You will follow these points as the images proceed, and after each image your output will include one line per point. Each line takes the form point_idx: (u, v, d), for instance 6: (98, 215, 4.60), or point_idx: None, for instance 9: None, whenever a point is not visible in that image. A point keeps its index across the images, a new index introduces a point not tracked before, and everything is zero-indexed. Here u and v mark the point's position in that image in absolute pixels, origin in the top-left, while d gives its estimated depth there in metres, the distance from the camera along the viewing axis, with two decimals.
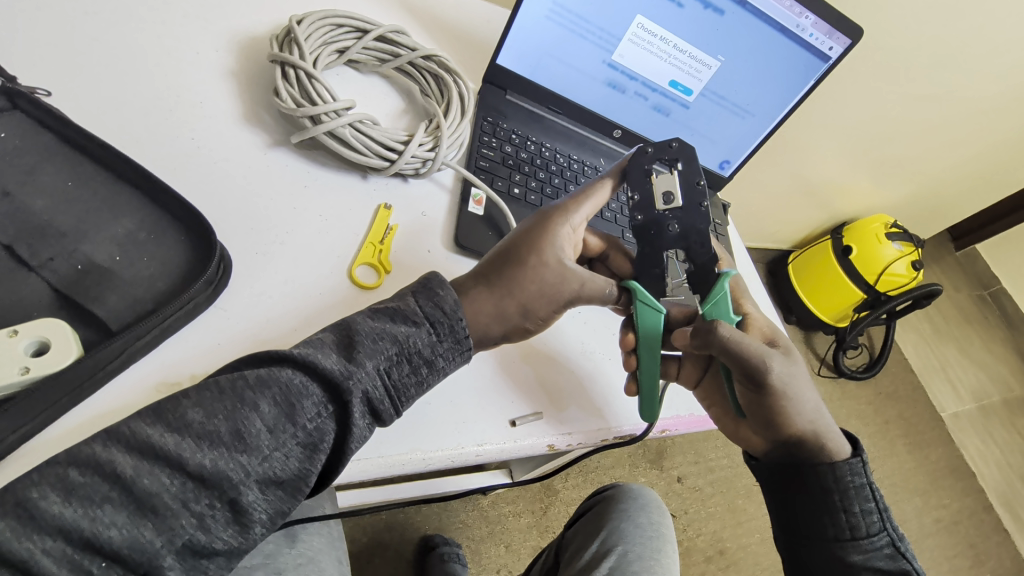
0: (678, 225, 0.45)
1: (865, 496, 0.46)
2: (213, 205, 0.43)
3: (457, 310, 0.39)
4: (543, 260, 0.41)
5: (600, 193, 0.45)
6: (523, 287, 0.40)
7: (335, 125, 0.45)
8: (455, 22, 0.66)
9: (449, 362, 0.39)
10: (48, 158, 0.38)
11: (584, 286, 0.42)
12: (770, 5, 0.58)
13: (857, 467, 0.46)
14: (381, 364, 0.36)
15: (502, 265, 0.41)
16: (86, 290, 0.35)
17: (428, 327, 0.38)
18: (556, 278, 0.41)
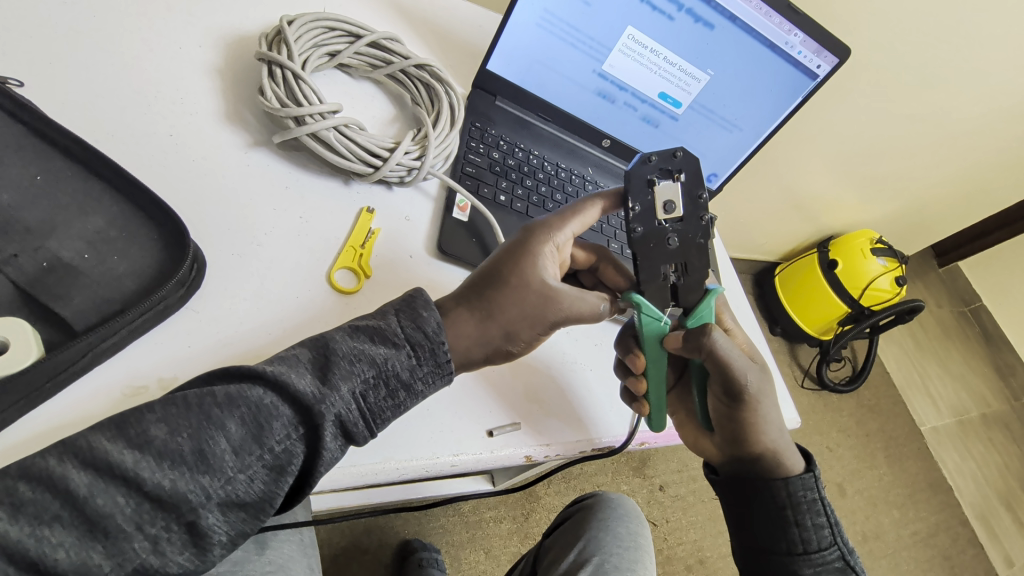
0: (677, 238, 0.45)
1: (817, 510, 0.47)
2: (192, 202, 0.42)
3: (439, 334, 0.38)
4: (527, 277, 0.41)
5: (588, 213, 0.45)
6: (505, 307, 0.40)
7: (319, 127, 0.45)
8: (446, 26, 0.66)
9: (428, 386, 0.38)
10: (16, 151, 0.37)
11: (568, 305, 0.41)
12: (759, 20, 0.58)
13: (811, 482, 0.47)
14: (357, 387, 0.35)
15: (484, 286, 0.41)
16: (51, 289, 0.34)
17: (408, 350, 0.37)
18: (541, 298, 0.40)
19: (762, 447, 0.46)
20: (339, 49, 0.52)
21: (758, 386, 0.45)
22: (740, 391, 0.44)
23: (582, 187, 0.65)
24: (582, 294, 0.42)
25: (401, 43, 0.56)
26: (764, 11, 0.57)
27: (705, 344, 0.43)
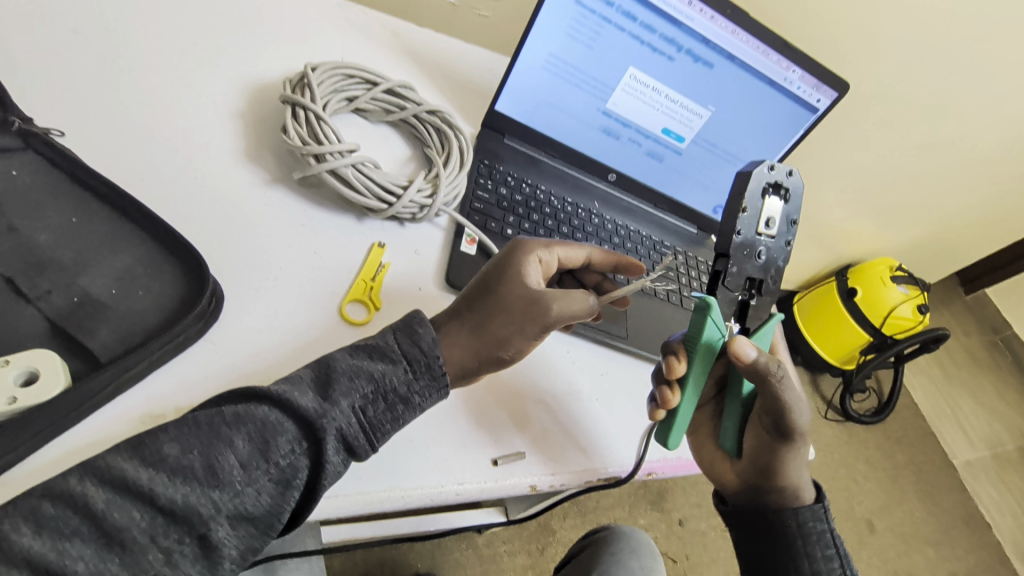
0: (764, 254, 0.46)
1: (824, 538, 0.46)
2: (213, 240, 0.44)
3: (434, 348, 0.39)
4: (509, 285, 0.42)
5: (579, 248, 0.49)
6: (496, 317, 0.41)
7: (337, 165, 0.47)
8: (458, 72, 0.70)
9: (426, 399, 0.39)
10: (55, 195, 0.38)
11: (549, 302, 0.41)
12: (756, 59, 0.60)
13: (820, 513, 0.47)
14: (355, 402, 0.36)
15: (476, 299, 0.42)
16: (79, 322, 0.35)
17: (404, 365, 0.38)
18: (526, 301, 0.41)
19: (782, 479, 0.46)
20: (356, 93, 0.55)
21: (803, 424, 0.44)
22: (784, 424, 0.44)
23: (588, 220, 0.66)
24: (567, 293, 0.42)
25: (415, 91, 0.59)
26: (762, 50, 0.60)
27: (768, 377, 0.41)
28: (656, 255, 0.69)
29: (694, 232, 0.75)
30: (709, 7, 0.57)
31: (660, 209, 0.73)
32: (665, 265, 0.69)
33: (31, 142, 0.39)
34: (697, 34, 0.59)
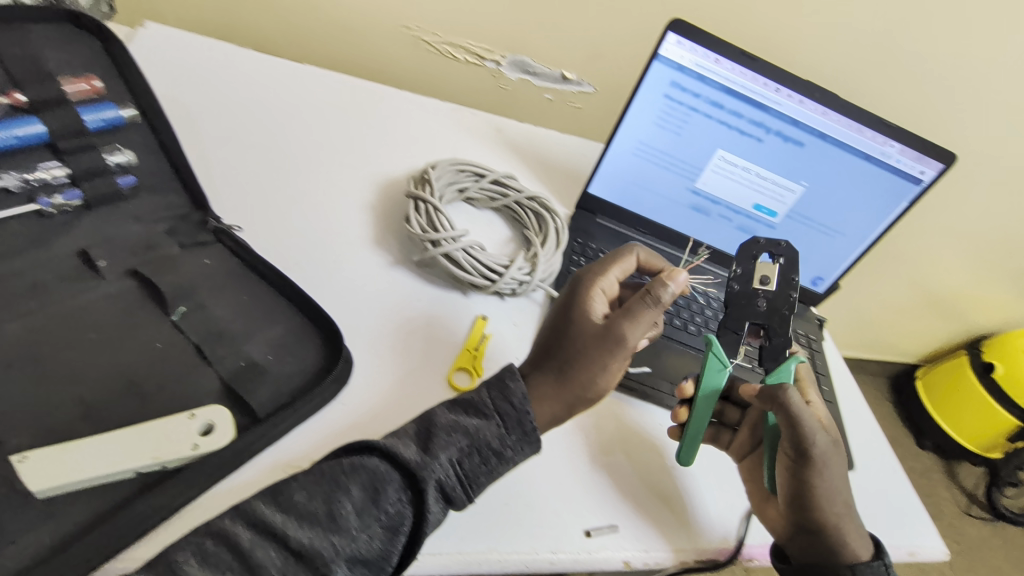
0: (766, 303, 0.50)
1: (881, 573, 0.46)
2: (348, 313, 0.50)
3: (524, 404, 0.43)
4: (581, 331, 0.45)
5: (627, 258, 0.51)
6: (579, 367, 0.44)
7: (451, 248, 0.53)
8: (555, 159, 0.77)
9: (518, 452, 0.42)
10: (233, 277, 0.47)
11: (620, 327, 0.44)
12: (850, 136, 0.61)
13: (879, 569, 0.46)
14: (453, 455, 0.40)
15: (553, 347, 0.46)
16: (244, 382, 0.41)
17: (497, 420, 0.42)
18: (601, 337, 0.44)
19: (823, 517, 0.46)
20: (464, 184, 0.63)
21: (825, 453, 0.44)
22: (807, 457, 0.44)
23: None
24: (632, 310, 0.45)
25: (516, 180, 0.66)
26: (855, 128, 0.60)
27: (778, 396, 0.43)
28: None
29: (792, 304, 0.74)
30: (798, 91, 0.59)
31: None
32: None
33: (221, 237, 0.48)
34: (786, 117, 0.61)
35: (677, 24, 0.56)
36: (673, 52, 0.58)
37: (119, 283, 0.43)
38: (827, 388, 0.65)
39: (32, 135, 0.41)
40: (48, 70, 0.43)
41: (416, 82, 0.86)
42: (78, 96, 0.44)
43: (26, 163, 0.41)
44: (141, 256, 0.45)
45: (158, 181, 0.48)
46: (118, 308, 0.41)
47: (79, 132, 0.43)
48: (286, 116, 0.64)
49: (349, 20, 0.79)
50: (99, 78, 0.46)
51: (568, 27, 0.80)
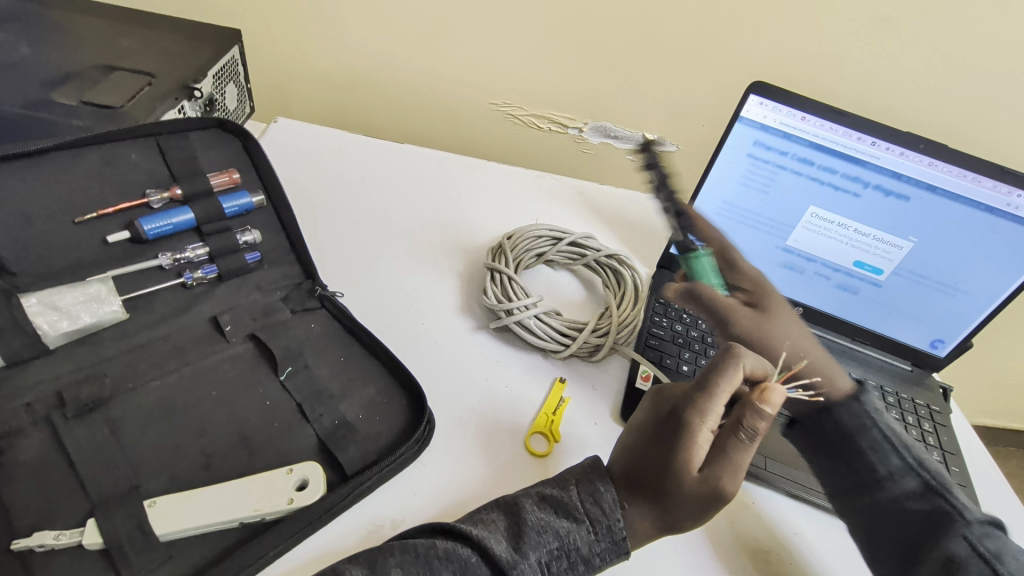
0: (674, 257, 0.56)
1: (878, 436, 0.49)
2: (432, 374, 0.53)
3: (615, 510, 0.42)
4: (684, 484, 0.41)
5: (733, 374, 0.43)
6: (681, 518, 0.41)
7: (523, 317, 0.55)
8: (635, 218, 0.77)
9: (606, 559, 0.41)
10: (332, 340, 0.51)
11: (726, 484, 0.40)
12: (965, 187, 0.56)
13: (857, 410, 0.51)
14: (542, 556, 0.39)
15: (650, 477, 0.42)
16: (337, 441, 0.44)
17: (587, 525, 0.41)
18: (705, 493, 0.40)
19: (809, 411, 0.51)
20: (540, 249, 0.65)
21: (755, 329, 0.51)
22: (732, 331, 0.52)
23: None
24: (734, 460, 0.40)
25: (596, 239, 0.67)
26: (970, 178, 0.55)
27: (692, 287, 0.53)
28: None
29: (909, 369, 0.66)
30: (897, 144, 0.55)
31: (860, 343, 0.67)
32: None
33: (324, 301, 0.53)
34: (886, 170, 0.57)
35: (758, 86, 0.56)
36: (754, 112, 0.57)
37: (241, 345, 0.49)
38: (958, 468, 0.57)
39: (183, 221, 0.49)
40: (199, 167, 0.51)
41: (503, 152, 0.92)
42: (220, 186, 0.52)
43: (177, 243, 0.50)
44: (259, 321, 0.50)
45: (276, 256, 0.55)
46: (238, 368, 0.47)
47: (218, 217, 0.51)
48: (386, 192, 0.71)
49: (444, 102, 0.87)
50: (237, 170, 0.53)
51: (649, 93, 0.82)
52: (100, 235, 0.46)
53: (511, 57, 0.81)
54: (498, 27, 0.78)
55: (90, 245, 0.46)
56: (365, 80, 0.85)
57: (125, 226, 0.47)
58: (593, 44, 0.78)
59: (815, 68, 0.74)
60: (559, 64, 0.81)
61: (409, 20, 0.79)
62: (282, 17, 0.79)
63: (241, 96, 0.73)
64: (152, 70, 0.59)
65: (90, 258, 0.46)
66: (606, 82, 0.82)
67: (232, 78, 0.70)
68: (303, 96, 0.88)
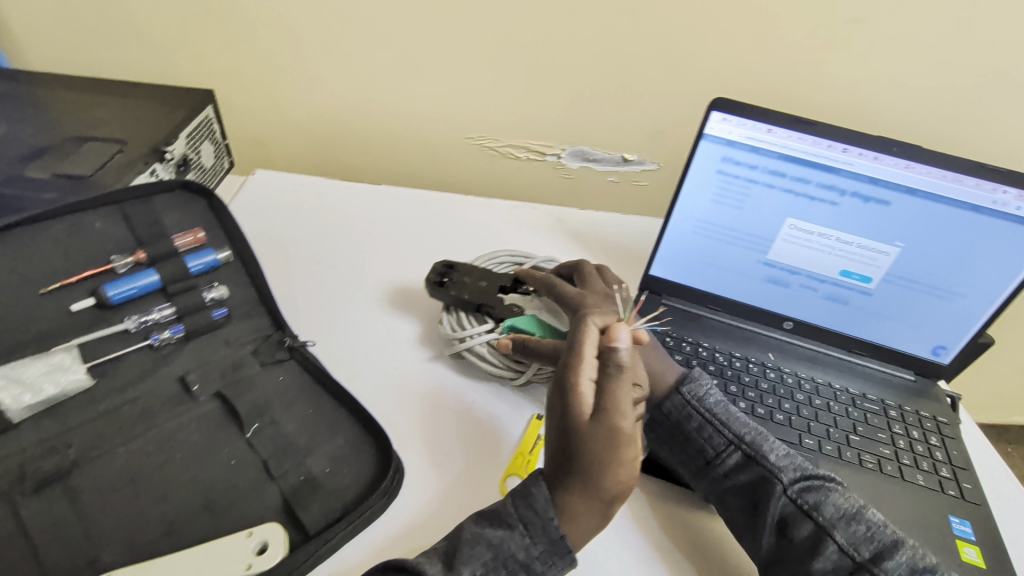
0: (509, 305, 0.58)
1: (699, 420, 0.49)
2: (398, 417, 0.52)
3: (547, 509, 0.38)
4: (583, 439, 0.37)
5: (592, 330, 0.42)
6: (597, 477, 0.37)
7: (474, 344, 0.54)
8: (617, 241, 0.77)
9: (548, 565, 0.38)
10: (300, 392, 0.51)
11: (615, 418, 0.37)
12: (947, 187, 0.53)
13: (677, 398, 0.50)
14: (477, 570, 0.38)
15: (559, 465, 0.39)
16: (300, 498, 0.44)
17: (522, 529, 0.39)
18: (606, 436, 0.37)
19: (687, 380, 0.52)
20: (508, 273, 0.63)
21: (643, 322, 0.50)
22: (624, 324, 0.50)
23: (762, 375, 0.61)
24: (613, 390, 0.38)
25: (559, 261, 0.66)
26: (950, 177, 0.53)
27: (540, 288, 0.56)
28: (859, 410, 0.58)
29: (913, 380, 0.63)
30: (870, 149, 0.53)
31: (857, 354, 0.64)
32: (873, 423, 0.57)
33: (294, 352, 0.53)
34: (862, 176, 0.55)
35: (718, 103, 0.54)
36: (718, 129, 0.56)
37: (207, 405, 0.48)
38: (971, 484, 0.53)
39: (148, 283, 0.49)
40: (163, 230, 0.52)
41: (485, 184, 0.93)
42: (186, 246, 0.53)
43: (144, 305, 0.50)
44: (226, 377, 0.50)
45: (245, 309, 0.55)
46: (204, 429, 0.47)
47: (183, 276, 0.52)
48: (361, 237, 0.71)
49: (421, 141, 0.88)
50: (203, 230, 0.54)
51: (622, 114, 0.81)
52: (65, 304, 0.47)
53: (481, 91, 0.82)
54: (465, 63, 0.79)
55: (57, 314, 0.46)
56: (343, 125, 0.87)
57: (90, 292, 0.48)
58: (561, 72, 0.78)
59: (787, 76, 0.73)
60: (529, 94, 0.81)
61: (378, 64, 0.80)
62: (257, 72, 0.81)
63: (219, 152, 0.75)
64: (124, 137, 0.61)
65: (57, 327, 0.46)
66: (578, 108, 0.82)
67: (208, 136, 0.72)
68: (285, 146, 0.90)
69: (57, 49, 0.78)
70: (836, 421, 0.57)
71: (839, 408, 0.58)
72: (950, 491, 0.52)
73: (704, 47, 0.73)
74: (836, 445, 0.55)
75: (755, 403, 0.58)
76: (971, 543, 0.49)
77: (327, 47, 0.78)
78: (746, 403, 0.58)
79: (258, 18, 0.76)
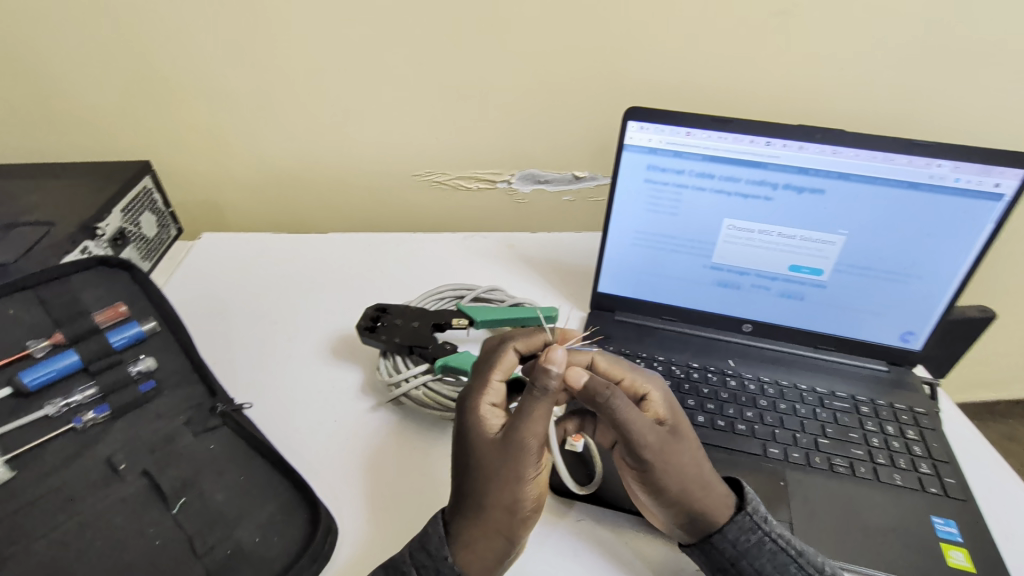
0: (446, 344, 0.58)
1: (773, 552, 0.42)
2: (342, 474, 0.50)
3: (441, 549, 0.38)
4: (484, 454, 0.39)
5: (505, 358, 0.44)
6: (494, 493, 0.38)
7: (410, 386, 0.53)
8: (566, 262, 0.76)
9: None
10: (233, 459, 0.49)
11: (517, 433, 0.38)
12: (879, 168, 0.51)
13: (746, 524, 0.42)
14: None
15: (461, 482, 0.40)
16: (224, 573, 0.42)
17: (414, 574, 0.38)
18: (506, 451, 0.38)
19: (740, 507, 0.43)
20: (447, 308, 0.63)
21: (661, 450, 0.42)
22: (641, 454, 0.42)
23: (722, 384, 0.58)
24: (525, 409, 0.38)
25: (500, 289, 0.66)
26: (880, 157, 0.50)
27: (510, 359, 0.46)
28: (826, 411, 0.55)
29: (886, 370, 0.60)
30: (794, 139, 0.51)
31: (823, 350, 0.61)
32: (842, 423, 0.54)
33: (227, 418, 0.51)
34: (791, 167, 0.53)
35: (633, 112, 0.53)
36: (638, 138, 0.55)
37: (133, 484, 0.46)
38: (955, 479, 0.49)
39: (68, 364, 0.49)
40: (82, 309, 0.52)
41: (449, 222, 0.86)
42: (108, 322, 0.53)
43: (66, 388, 0.49)
44: (155, 453, 0.48)
45: (176, 379, 0.53)
46: (129, 510, 0.44)
47: (106, 352, 0.51)
48: (310, 291, 0.69)
49: (373, 184, 0.82)
50: (125, 303, 0.55)
51: (577, 138, 0.76)
52: None
53: (428, 129, 0.76)
54: (406, 101, 0.73)
55: None
56: (290, 179, 0.81)
57: (6, 382, 0.47)
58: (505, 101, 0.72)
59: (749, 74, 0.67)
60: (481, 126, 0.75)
61: (314, 115, 0.75)
62: (192, 137, 0.77)
63: (163, 221, 0.74)
64: (53, 218, 0.61)
65: None
66: (535, 134, 0.75)
67: (149, 207, 0.72)
68: (237, 207, 0.85)
69: None
70: (802, 425, 0.54)
71: (806, 410, 0.55)
72: (931, 488, 0.49)
73: (653, 55, 0.67)
74: (803, 451, 0.51)
75: (716, 415, 0.55)
76: (958, 546, 0.45)
77: (260, 103, 0.74)
78: (706, 416, 0.54)
79: (184, 83, 0.72)
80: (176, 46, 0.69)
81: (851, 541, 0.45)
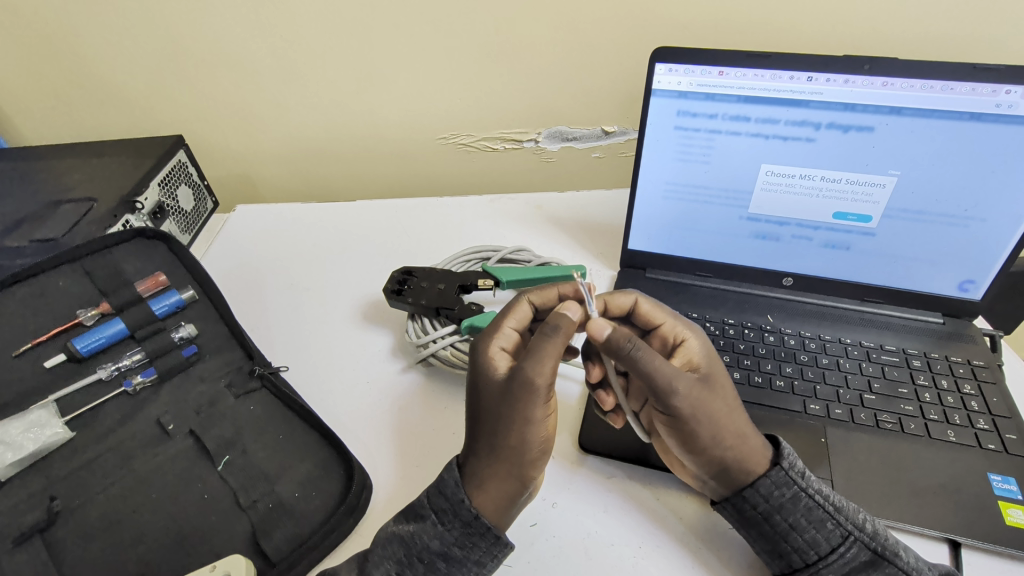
0: (473, 305, 0.58)
1: (809, 508, 0.39)
2: (376, 433, 0.52)
3: (457, 493, 0.39)
4: (492, 393, 0.40)
5: (520, 308, 0.46)
6: (503, 434, 0.39)
7: (438, 348, 0.54)
8: (595, 221, 0.74)
9: (467, 549, 0.38)
10: (271, 418, 0.50)
11: (525, 374, 0.38)
12: (937, 100, 0.46)
13: (781, 479, 0.40)
14: (390, 569, 0.38)
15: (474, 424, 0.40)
16: (266, 527, 0.44)
17: (433, 518, 0.39)
18: (516, 390, 0.38)
19: (775, 460, 0.41)
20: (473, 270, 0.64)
21: (690, 399, 0.40)
22: (669, 403, 0.40)
23: (760, 340, 0.55)
24: (534, 348, 0.39)
25: (528, 250, 0.65)
26: (936, 87, 0.46)
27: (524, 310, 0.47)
28: (874, 367, 0.52)
29: (942, 323, 0.56)
30: (839, 72, 0.47)
31: (871, 303, 0.58)
32: (891, 377, 0.51)
33: (264, 381, 0.53)
34: (835, 104, 0.49)
35: (659, 54, 0.50)
36: (667, 81, 0.51)
37: (181, 442, 0.48)
38: (1016, 435, 0.46)
39: (115, 332, 0.52)
40: (126, 278, 0.55)
41: (477, 183, 0.84)
42: (149, 291, 0.55)
43: (114, 355, 0.52)
44: (200, 414, 0.50)
45: (215, 344, 0.55)
46: (179, 467, 0.47)
47: (149, 319, 0.54)
48: (342, 257, 0.70)
49: (398, 146, 0.80)
50: (165, 273, 0.57)
51: (605, 92, 0.72)
52: (38, 363, 0.49)
53: (453, 88, 0.73)
54: (430, 60, 0.70)
55: (32, 373, 0.49)
56: (319, 147, 0.81)
57: (61, 349, 0.50)
58: (532, 52, 0.68)
59: (800, 4, 0.60)
60: (507, 81, 0.72)
61: (337, 79, 0.73)
62: (219, 108, 0.77)
63: (199, 194, 0.76)
64: (95, 194, 0.64)
65: (34, 386, 0.48)
66: (565, 86, 0.72)
67: (185, 180, 0.73)
68: (270, 176, 0.85)
69: (41, 119, 0.80)
70: (847, 380, 0.51)
71: (851, 365, 0.52)
72: (989, 444, 0.46)
73: None
74: (847, 407, 0.49)
75: (752, 371, 0.53)
76: (1018, 503, 0.42)
77: (281, 69, 0.72)
78: (742, 372, 0.53)
79: (206, 52, 0.71)
80: (196, 16, 0.68)
81: (898, 500, 0.43)
